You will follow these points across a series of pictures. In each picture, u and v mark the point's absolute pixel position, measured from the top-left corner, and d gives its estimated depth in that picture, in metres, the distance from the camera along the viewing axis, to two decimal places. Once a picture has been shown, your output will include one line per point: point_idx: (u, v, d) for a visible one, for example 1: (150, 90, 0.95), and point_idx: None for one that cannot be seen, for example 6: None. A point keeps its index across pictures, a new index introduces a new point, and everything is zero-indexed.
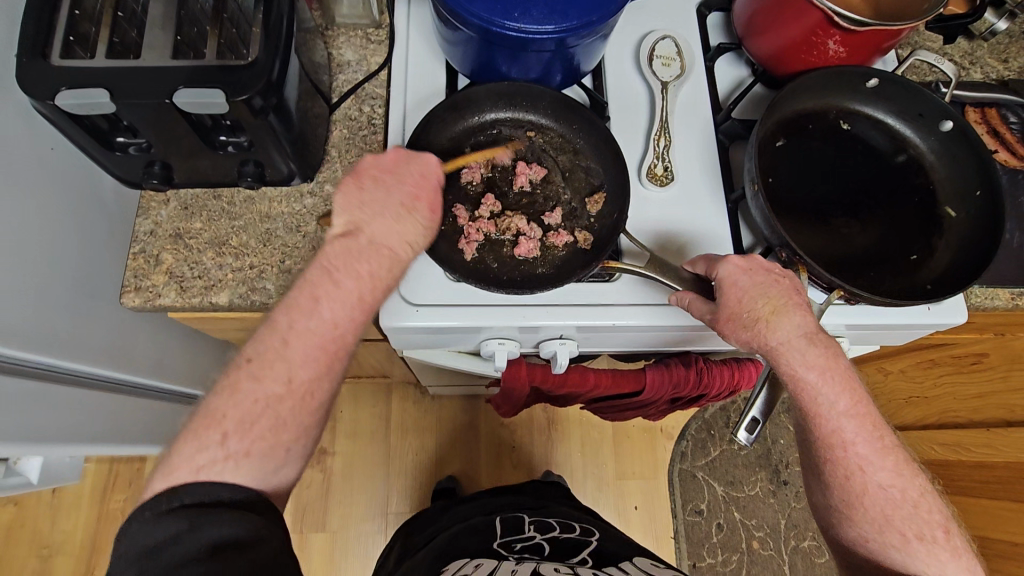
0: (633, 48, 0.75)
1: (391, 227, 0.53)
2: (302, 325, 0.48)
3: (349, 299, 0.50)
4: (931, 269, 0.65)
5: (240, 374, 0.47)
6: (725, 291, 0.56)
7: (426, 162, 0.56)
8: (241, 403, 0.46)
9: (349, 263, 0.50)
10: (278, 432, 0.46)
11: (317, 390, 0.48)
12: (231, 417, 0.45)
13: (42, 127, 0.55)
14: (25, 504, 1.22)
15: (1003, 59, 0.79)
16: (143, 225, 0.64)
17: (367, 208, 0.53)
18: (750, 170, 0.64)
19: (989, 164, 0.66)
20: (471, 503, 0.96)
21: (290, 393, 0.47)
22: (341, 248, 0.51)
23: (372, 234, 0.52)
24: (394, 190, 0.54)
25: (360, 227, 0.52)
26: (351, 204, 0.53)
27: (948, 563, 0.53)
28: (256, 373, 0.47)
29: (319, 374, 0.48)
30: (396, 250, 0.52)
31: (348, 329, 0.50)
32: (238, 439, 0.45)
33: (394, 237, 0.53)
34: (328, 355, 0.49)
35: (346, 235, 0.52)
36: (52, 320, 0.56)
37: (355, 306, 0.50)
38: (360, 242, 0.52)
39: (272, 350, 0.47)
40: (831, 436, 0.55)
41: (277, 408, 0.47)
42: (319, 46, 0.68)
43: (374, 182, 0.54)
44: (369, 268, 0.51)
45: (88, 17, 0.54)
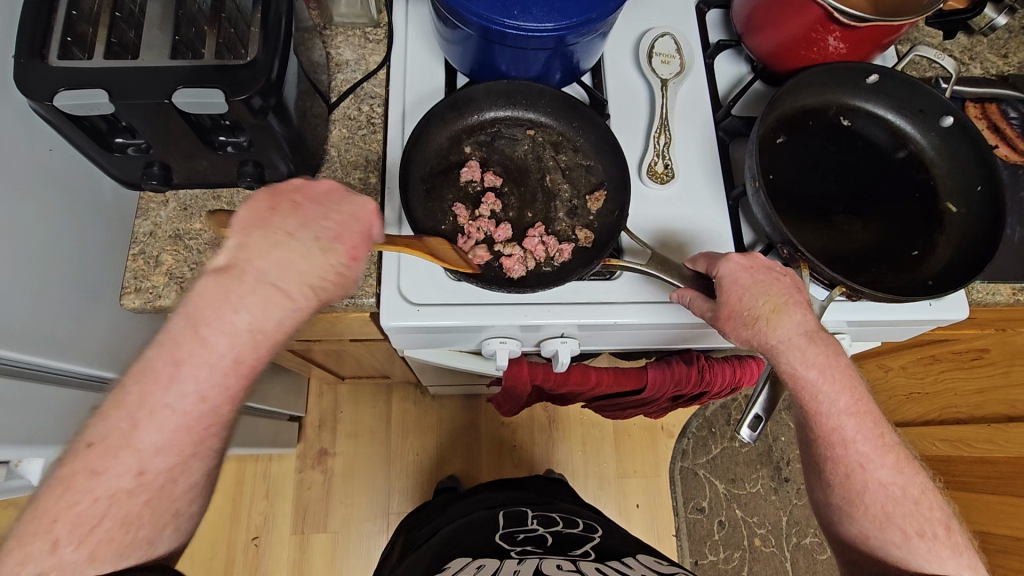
0: (633, 45, 0.75)
1: (290, 267, 0.45)
2: (159, 400, 0.42)
3: (223, 360, 0.43)
4: (933, 265, 0.65)
5: (81, 463, 0.41)
6: (727, 289, 0.56)
7: (368, 207, 0.48)
8: (80, 502, 0.40)
9: (221, 310, 0.43)
10: (131, 525, 0.42)
11: (177, 477, 0.43)
12: (62, 521, 0.40)
13: (40, 129, 0.54)
14: None
15: (1003, 54, 0.78)
16: (143, 227, 0.65)
17: (263, 240, 0.45)
18: (751, 167, 0.63)
19: (989, 159, 0.66)
20: (472, 501, 0.96)
21: (142, 487, 0.42)
22: (214, 286, 0.43)
23: (260, 271, 0.44)
24: (310, 224, 0.46)
25: (244, 263, 0.44)
26: (249, 228, 0.45)
27: (948, 560, 0.53)
28: (94, 466, 0.41)
29: (186, 458, 0.43)
30: (291, 296, 0.45)
31: (219, 403, 0.44)
32: (74, 545, 0.40)
33: (292, 277, 0.45)
34: (191, 439, 0.43)
35: (226, 271, 0.44)
36: (50, 321, 0.56)
37: (233, 365, 0.44)
38: (243, 281, 0.44)
39: (119, 435, 0.41)
40: (831, 434, 0.55)
41: (128, 503, 0.42)
42: (318, 45, 0.68)
43: (291, 210, 0.46)
44: (248, 319, 0.43)
45: (85, 18, 0.54)
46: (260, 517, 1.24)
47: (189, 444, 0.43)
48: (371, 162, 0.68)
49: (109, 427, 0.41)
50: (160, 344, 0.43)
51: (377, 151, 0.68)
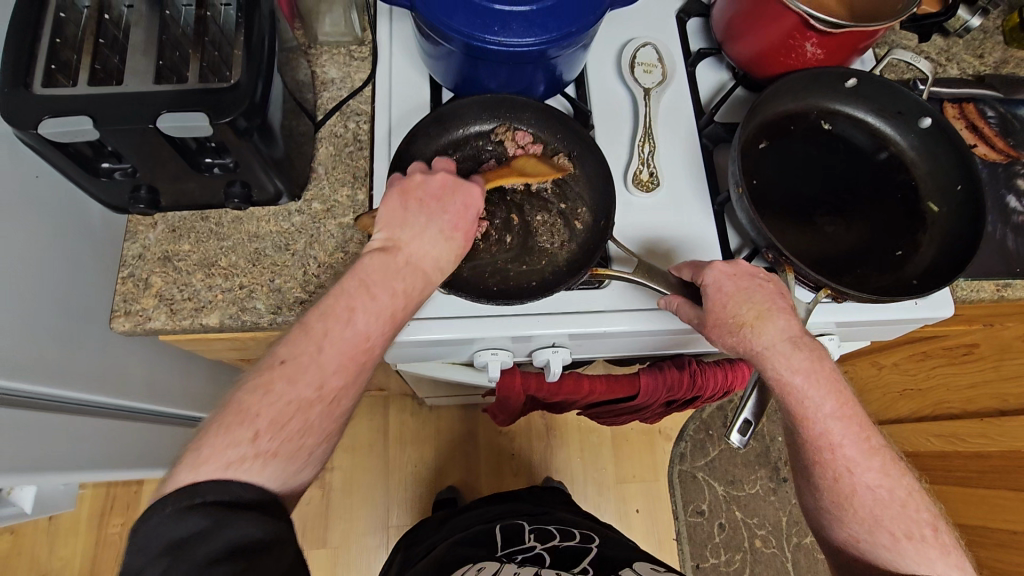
0: (615, 56, 0.75)
1: (426, 249, 0.54)
2: (337, 333, 0.49)
3: (383, 309, 0.51)
4: (916, 264, 0.66)
5: (272, 375, 0.47)
6: (711, 296, 0.56)
7: (470, 195, 0.56)
8: (275, 402, 0.46)
9: (385, 279, 0.52)
10: (308, 431, 0.47)
11: (342, 398, 0.49)
12: (265, 416, 0.45)
13: (25, 156, 0.55)
14: (21, 534, 1.20)
15: (979, 54, 0.80)
16: (131, 249, 0.64)
17: (408, 228, 0.54)
18: (734, 173, 0.64)
19: (968, 158, 0.67)
20: (470, 513, 0.95)
21: (320, 399, 0.48)
22: (378, 263, 0.52)
23: (408, 253, 0.53)
24: (435, 216, 0.55)
25: (397, 245, 0.53)
26: (392, 222, 0.54)
27: (937, 560, 0.53)
28: (290, 374, 0.47)
29: (348, 382, 0.49)
30: (429, 272, 0.54)
31: (378, 344, 0.51)
32: (268, 437, 0.45)
33: (431, 261, 0.54)
34: (355, 367, 0.49)
35: (386, 250, 0.53)
36: (43, 347, 0.56)
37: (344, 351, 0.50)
38: (397, 261, 0.53)
39: (306, 355, 0.48)
40: (818, 438, 0.56)
41: (307, 413, 0.47)
42: (303, 64, 0.69)
43: (419, 204, 0.55)
44: (403, 288, 0.52)
45: (69, 45, 0.54)
46: None
47: (352, 372, 0.49)
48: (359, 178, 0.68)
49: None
50: (337, 293, 0.51)
51: (364, 166, 0.69)
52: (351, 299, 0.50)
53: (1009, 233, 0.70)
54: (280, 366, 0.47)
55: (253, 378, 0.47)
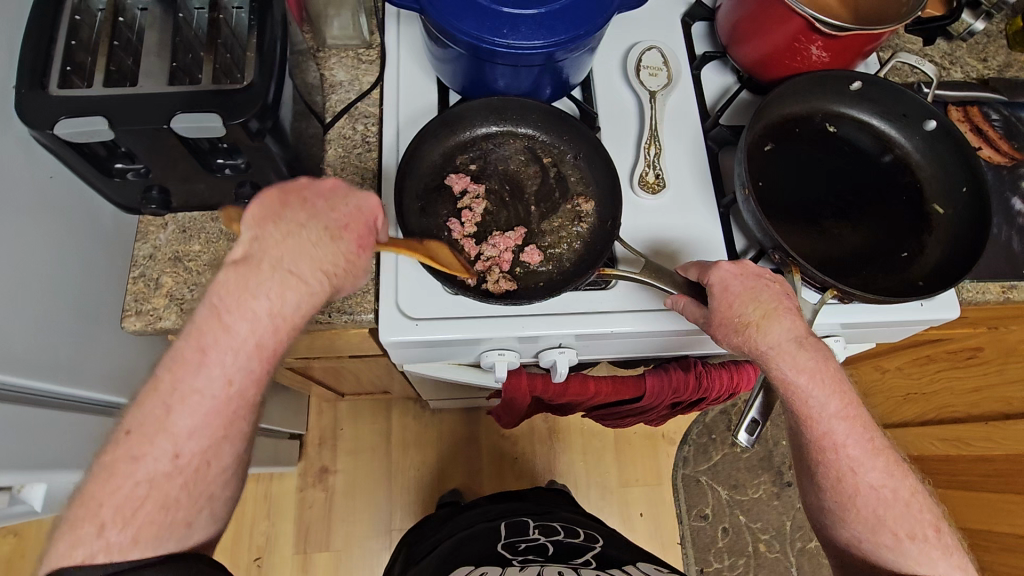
0: (621, 59, 0.76)
1: (299, 254, 0.47)
2: (188, 383, 0.45)
3: (245, 344, 0.46)
4: (923, 265, 0.66)
5: (121, 450, 0.44)
6: (717, 296, 0.57)
7: (365, 199, 0.51)
8: (121, 487, 0.44)
9: (243, 299, 0.46)
10: (171, 506, 0.44)
11: (211, 459, 0.46)
12: (108, 505, 0.43)
13: (40, 156, 0.55)
14: (24, 535, 1.21)
15: (982, 58, 0.80)
16: (142, 249, 0.65)
17: (278, 231, 0.48)
18: (740, 175, 0.64)
19: (973, 160, 0.67)
20: (473, 512, 0.96)
21: (178, 470, 0.45)
22: (234, 276, 0.46)
23: (274, 259, 0.47)
24: (318, 215, 0.49)
25: (261, 251, 0.47)
26: (260, 223, 0.48)
27: (939, 561, 0.53)
28: (133, 451, 0.44)
29: (216, 442, 0.46)
30: (307, 281, 0.47)
31: (245, 387, 0.46)
32: (118, 527, 0.43)
33: (305, 264, 0.47)
34: (220, 423, 0.46)
35: (245, 261, 0.47)
36: (54, 345, 0.56)
37: (256, 348, 0.47)
38: (262, 269, 0.47)
39: (155, 419, 0.45)
40: (822, 438, 0.56)
41: (164, 487, 0.44)
42: (312, 67, 0.70)
43: (300, 204, 0.49)
44: (267, 304, 0.46)
45: (84, 47, 0.55)
46: (262, 537, 1.24)
47: (216, 428, 0.46)
48: (366, 179, 0.69)
49: (121, 445, 0.45)
50: (189, 332, 0.46)
51: (372, 168, 0.69)
52: (200, 338, 0.46)
53: (1014, 237, 0.71)
54: (126, 439, 0.44)
55: (103, 459, 0.45)
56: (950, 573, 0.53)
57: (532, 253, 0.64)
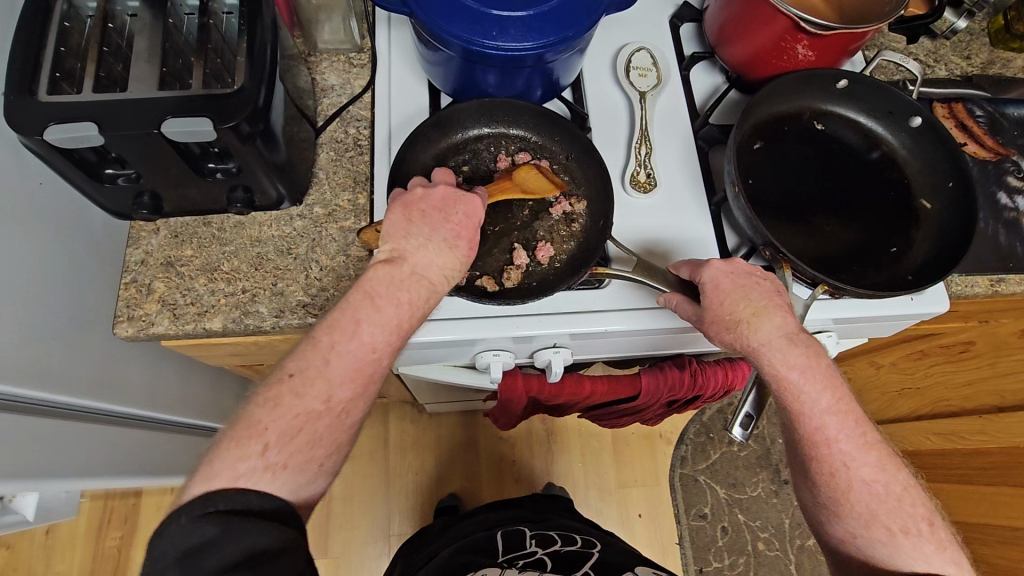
0: (610, 60, 0.77)
1: (432, 257, 0.54)
2: (342, 346, 0.50)
3: (389, 324, 0.52)
4: (912, 260, 0.67)
5: (286, 386, 0.48)
6: (709, 293, 0.57)
7: (472, 204, 0.57)
8: (282, 417, 0.47)
9: (389, 290, 0.52)
10: (317, 443, 0.48)
11: (351, 409, 0.50)
12: (274, 430, 0.47)
13: (30, 163, 0.55)
14: (17, 548, 1.19)
15: (966, 55, 0.81)
16: (134, 255, 0.65)
17: (412, 238, 0.54)
18: (730, 173, 0.65)
19: (959, 155, 0.68)
20: (472, 520, 0.95)
21: (330, 410, 0.49)
22: (383, 274, 0.53)
23: (414, 263, 0.54)
24: (437, 226, 0.55)
25: (402, 255, 0.54)
26: (396, 233, 0.55)
27: (933, 555, 0.53)
28: (297, 389, 0.48)
29: (358, 394, 0.50)
30: (432, 281, 0.54)
31: (385, 354, 0.51)
32: (277, 450, 0.46)
33: (435, 268, 0.54)
34: (361, 379, 0.50)
35: (390, 262, 0.54)
36: (45, 354, 0.56)
37: (398, 331, 0.52)
38: (403, 270, 0.53)
39: (313, 368, 0.49)
40: (814, 433, 0.56)
41: (314, 424, 0.48)
42: (303, 71, 0.70)
43: (423, 215, 0.56)
44: (410, 298, 0.53)
45: (73, 54, 0.55)
46: None
47: (360, 384, 0.50)
48: (359, 182, 0.69)
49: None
50: (343, 308, 0.51)
51: (365, 171, 0.70)
52: (354, 312, 0.51)
53: (1002, 230, 0.71)
54: (289, 380, 0.49)
55: (263, 393, 0.49)
56: (943, 568, 0.53)
57: (561, 203, 0.67)
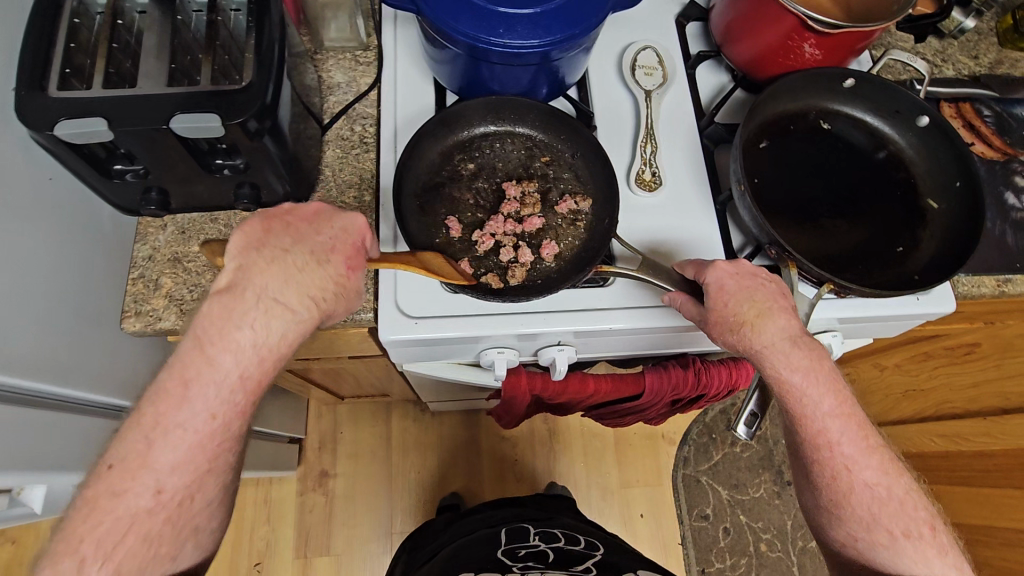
0: (616, 59, 0.77)
1: (287, 280, 0.49)
2: (171, 418, 0.45)
3: (229, 377, 0.47)
4: (918, 260, 0.67)
5: (100, 488, 0.44)
6: (712, 295, 0.57)
7: (350, 220, 0.54)
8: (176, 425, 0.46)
9: (225, 327, 0.47)
10: None
11: (194, 492, 0.46)
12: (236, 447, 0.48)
13: (40, 158, 0.56)
14: (23, 542, 1.20)
15: (974, 55, 0.81)
16: (141, 251, 0.65)
17: (263, 256, 0.49)
18: (736, 171, 0.65)
19: (966, 155, 0.68)
20: (472, 517, 0.94)
21: (203, 465, 0.45)
22: (219, 306, 0.47)
23: (258, 288, 0.48)
24: (302, 240, 0.51)
25: (245, 281, 0.48)
26: (246, 251, 0.49)
27: (934, 559, 0.53)
28: (114, 487, 0.44)
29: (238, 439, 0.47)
30: (293, 307, 0.49)
31: (229, 419, 0.47)
32: (96, 564, 0.43)
33: (291, 294, 0.49)
34: (203, 458, 0.46)
35: (229, 290, 0.48)
36: (54, 348, 0.56)
37: (239, 380, 0.47)
38: (244, 299, 0.48)
39: (135, 455, 0.44)
40: (817, 436, 0.56)
41: (145, 523, 0.44)
42: (310, 69, 0.70)
43: (284, 228, 0.51)
44: (256, 335, 0.47)
45: (83, 50, 0.56)
46: (262, 542, 1.23)
47: (201, 462, 0.46)
48: (365, 180, 0.69)
49: (133, 434, 0.45)
50: (172, 366, 0.47)
51: (371, 168, 0.70)
52: (183, 372, 0.46)
53: (1008, 230, 0.71)
54: (107, 473, 0.44)
55: (81, 492, 0.44)
56: (944, 572, 0.53)
57: (566, 201, 0.67)
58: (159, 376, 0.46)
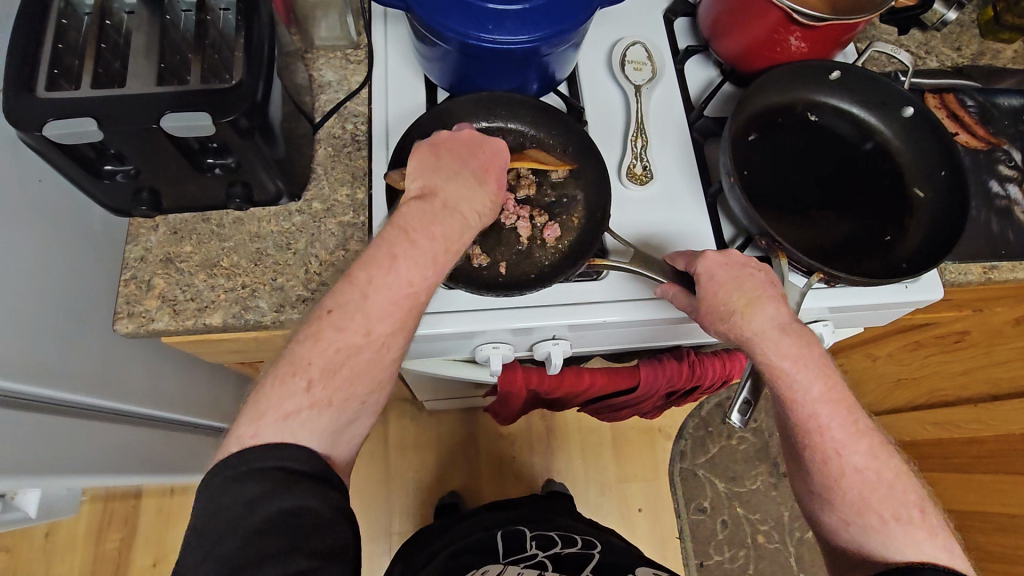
0: (605, 54, 0.77)
1: (463, 195, 0.54)
2: (380, 280, 0.49)
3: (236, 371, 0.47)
4: (905, 248, 0.68)
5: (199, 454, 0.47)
6: (703, 285, 0.58)
7: (495, 145, 0.58)
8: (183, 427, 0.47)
9: (424, 225, 0.52)
10: None
11: (392, 343, 0.50)
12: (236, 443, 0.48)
13: (30, 161, 0.56)
14: (17, 552, 1.19)
15: (956, 47, 0.82)
16: (133, 252, 0.65)
17: (441, 173, 0.55)
18: (726, 164, 0.66)
19: (950, 145, 0.69)
20: (473, 520, 0.95)
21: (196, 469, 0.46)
22: (417, 207, 0.53)
23: (444, 197, 0.54)
24: (469, 162, 0.56)
25: (434, 190, 0.54)
26: (425, 171, 0.55)
27: (924, 541, 0.54)
28: (305, 340, 0.48)
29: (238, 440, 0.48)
30: (466, 217, 0.54)
31: (422, 289, 0.51)
32: (321, 386, 0.48)
33: (466, 206, 0.54)
34: None
35: (422, 197, 0.54)
36: (45, 351, 0.56)
37: (434, 270, 0.51)
38: (434, 204, 0.53)
39: (352, 303, 0.49)
40: (806, 421, 0.56)
41: (354, 361, 0.49)
42: (300, 68, 0.70)
43: (452, 154, 0.57)
44: (442, 231, 0.52)
45: (71, 51, 0.55)
46: None
47: (399, 317, 0.50)
48: (358, 178, 0.69)
49: None
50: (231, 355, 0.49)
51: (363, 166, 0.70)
52: (391, 246, 0.51)
53: (994, 217, 0.72)
54: (328, 315, 0.49)
55: (303, 328, 0.50)
56: (936, 556, 0.53)
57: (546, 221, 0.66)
58: (365, 253, 0.51)
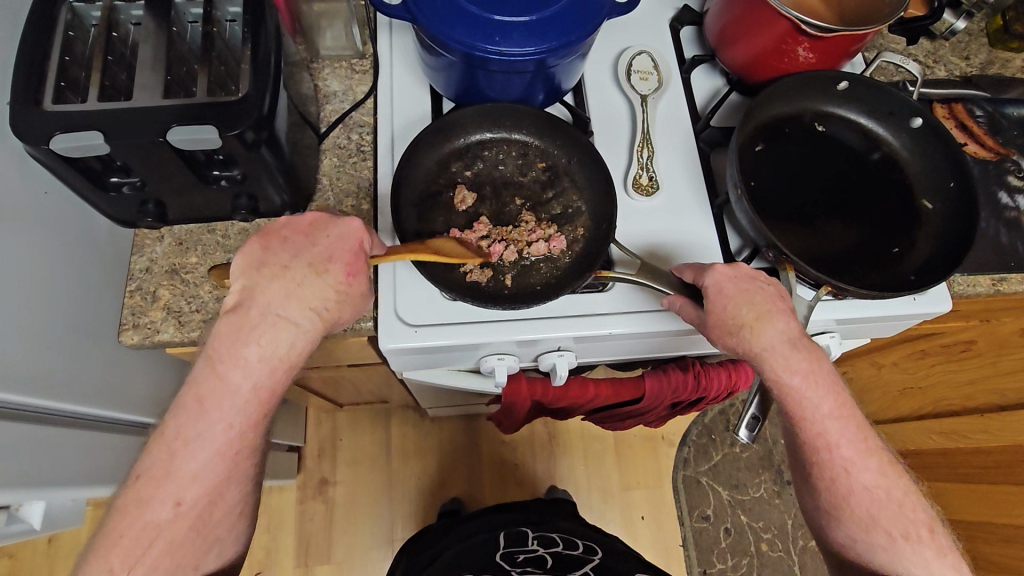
0: (611, 64, 0.77)
1: (290, 296, 0.50)
2: (192, 427, 0.48)
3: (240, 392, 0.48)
4: (914, 260, 0.67)
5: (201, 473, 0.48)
6: (711, 298, 0.57)
7: (342, 227, 0.52)
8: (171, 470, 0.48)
9: (237, 346, 0.48)
10: None
11: (218, 499, 0.49)
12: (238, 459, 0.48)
13: (35, 172, 0.55)
14: (20, 557, 1.19)
15: (965, 56, 0.82)
16: (139, 263, 0.65)
17: (264, 273, 0.50)
18: (732, 175, 0.65)
19: (959, 156, 0.68)
20: (475, 521, 0.95)
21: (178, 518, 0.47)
22: (229, 324, 0.49)
23: (264, 304, 0.49)
24: (301, 253, 0.51)
25: (252, 295, 0.50)
26: (248, 270, 0.50)
27: (932, 561, 0.54)
28: (142, 497, 0.47)
29: (247, 455, 0.50)
30: (296, 319, 0.50)
31: (246, 426, 0.49)
32: (136, 565, 0.46)
33: (293, 306, 0.50)
34: None
35: (238, 307, 0.50)
36: (50, 364, 0.56)
37: (254, 391, 0.49)
38: (252, 314, 0.49)
39: (162, 465, 0.47)
40: (816, 437, 0.56)
41: (177, 525, 0.47)
42: (306, 78, 0.70)
43: (282, 244, 0.52)
44: (258, 350, 0.49)
45: (78, 63, 0.55)
46: (262, 552, 1.22)
47: (226, 468, 0.49)
48: (363, 189, 0.69)
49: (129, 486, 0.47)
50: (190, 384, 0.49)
51: (368, 177, 0.70)
52: (199, 390, 0.48)
53: (1003, 229, 0.72)
54: (135, 484, 0.47)
55: (115, 503, 0.48)
56: (942, 574, 0.54)
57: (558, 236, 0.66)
58: (177, 397, 0.49)
